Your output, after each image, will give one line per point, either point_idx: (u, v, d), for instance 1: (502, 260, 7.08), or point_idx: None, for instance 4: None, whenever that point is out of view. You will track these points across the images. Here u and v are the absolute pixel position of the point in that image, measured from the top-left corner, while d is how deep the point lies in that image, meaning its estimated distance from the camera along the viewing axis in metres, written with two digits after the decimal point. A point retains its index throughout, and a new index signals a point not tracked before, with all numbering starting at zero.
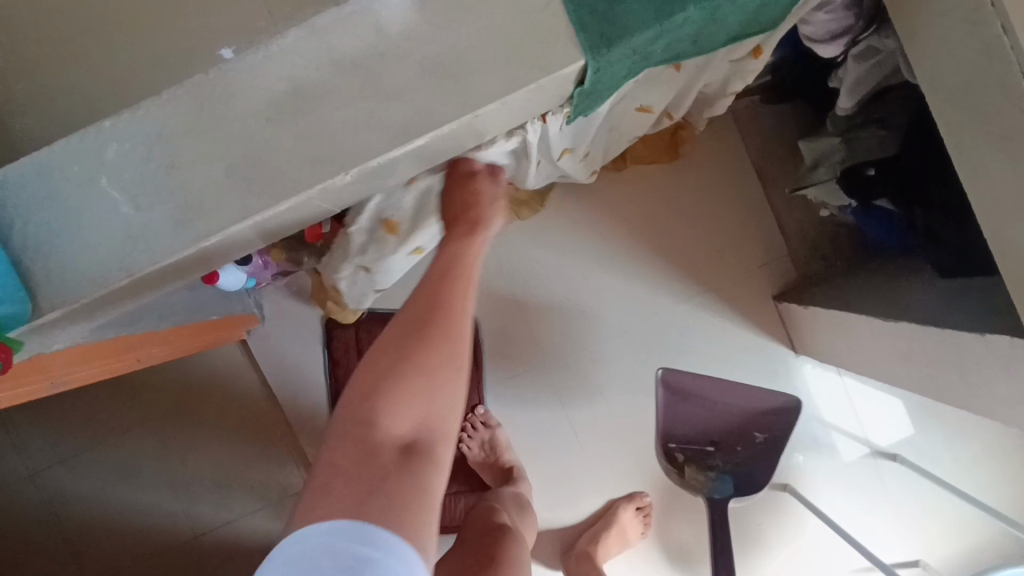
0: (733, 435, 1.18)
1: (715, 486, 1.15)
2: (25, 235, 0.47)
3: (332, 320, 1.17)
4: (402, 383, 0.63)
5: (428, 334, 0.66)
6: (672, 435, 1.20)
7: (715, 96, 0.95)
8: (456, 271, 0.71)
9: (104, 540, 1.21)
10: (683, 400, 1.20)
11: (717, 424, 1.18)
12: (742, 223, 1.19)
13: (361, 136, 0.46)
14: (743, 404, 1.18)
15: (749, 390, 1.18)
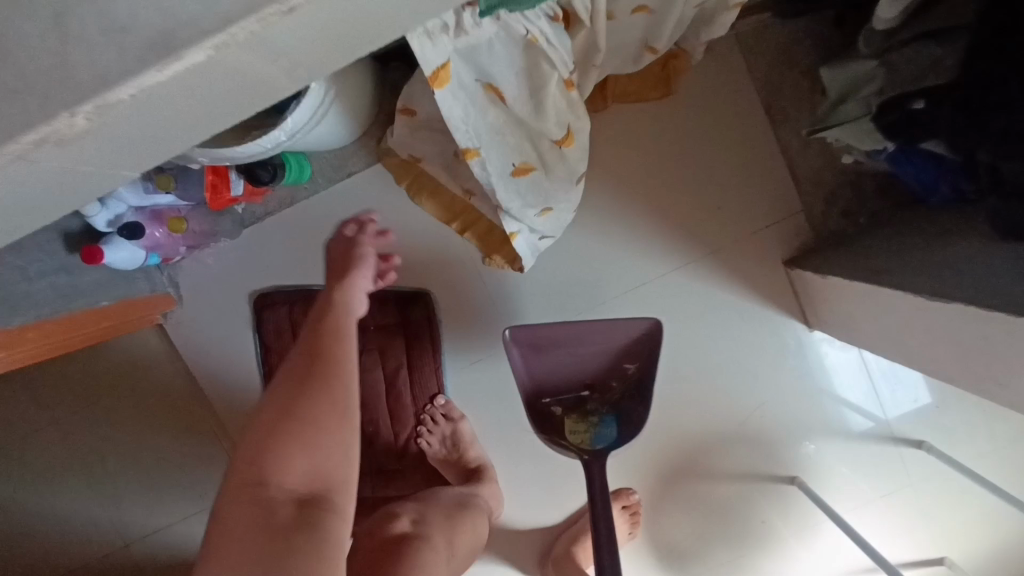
0: (593, 375, 0.94)
1: (603, 431, 0.92)
2: None
3: (262, 300, 0.99)
4: (286, 435, 0.53)
5: (311, 380, 0.56)
6: (548, 387, 0.95)
7: (717, 9, 0.73)
8: (326, 329, 0.61)
9: (22, 549, 1.07)
10: (540, 354, 0.92)
11: (589, 363, 0.93)
12: (748, 172, 0.99)
13: (93, 44, 0.26)
14: (603, 343, 0.91)
15: (608, 328, 0.90)
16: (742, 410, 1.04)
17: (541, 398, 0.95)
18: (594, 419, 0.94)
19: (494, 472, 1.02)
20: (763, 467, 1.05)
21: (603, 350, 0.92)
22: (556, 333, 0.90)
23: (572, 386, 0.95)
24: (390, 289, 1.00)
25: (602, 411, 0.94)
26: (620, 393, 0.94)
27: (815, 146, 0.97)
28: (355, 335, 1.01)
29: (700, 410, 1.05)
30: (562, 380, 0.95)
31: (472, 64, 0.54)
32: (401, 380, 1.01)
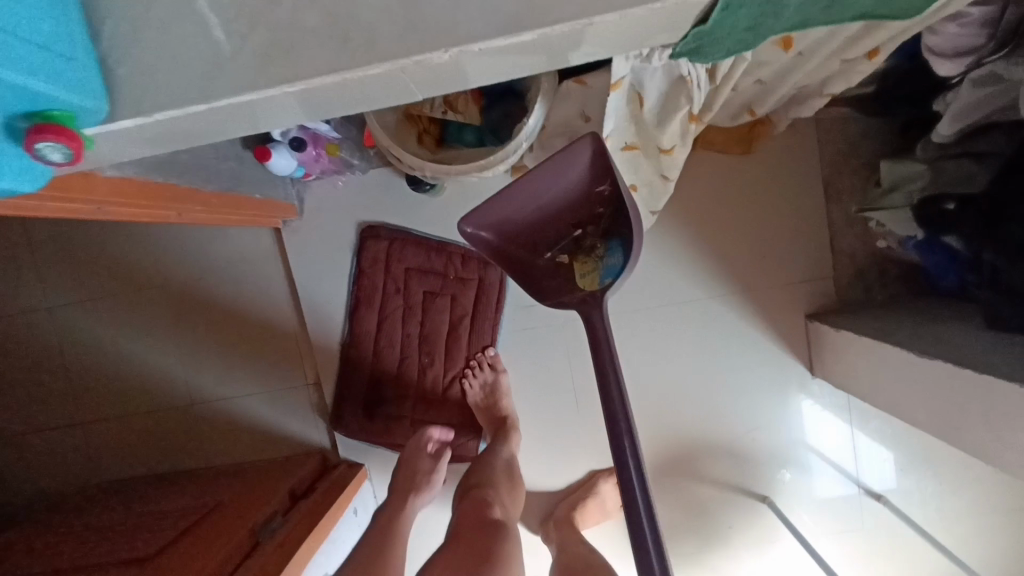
0: (568, 213, 0.87)
1: (609, 261, 0.86)
2: (112, 35, 0.44)
3: (367, 230, 1.17)
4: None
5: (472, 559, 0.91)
6: (539, 237, 0.90)
7: (809, 95, 0.91)
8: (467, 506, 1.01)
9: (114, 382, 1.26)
10: (507, 211, 0.86)
11: (560, 196, 0.85)
12: (795, 234, 1.16)
13: (464, 16, 0.44)
14: (552, 187, 0.84)
15: (541, 178, 0.83)
16: (739, 430, 1.20)
17: (536, 252, 0.91)
18: (600, 254, 0.87)
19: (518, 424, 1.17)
20: (741, 481, 1.20)
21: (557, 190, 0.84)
22: (532, 201, 0.86)
23: (559, 224, 0.88)
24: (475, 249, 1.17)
25: (607, 239, 0.87)
26: (608, 219, 0.87)
27: (858, 226, 1.14)
28: (435, 279, 1.18)
29: (702, 420, 1.20)
30: (547, 227, 0.89)
31: (636, 81, 0.66)
32: (463, 326, 1.19)
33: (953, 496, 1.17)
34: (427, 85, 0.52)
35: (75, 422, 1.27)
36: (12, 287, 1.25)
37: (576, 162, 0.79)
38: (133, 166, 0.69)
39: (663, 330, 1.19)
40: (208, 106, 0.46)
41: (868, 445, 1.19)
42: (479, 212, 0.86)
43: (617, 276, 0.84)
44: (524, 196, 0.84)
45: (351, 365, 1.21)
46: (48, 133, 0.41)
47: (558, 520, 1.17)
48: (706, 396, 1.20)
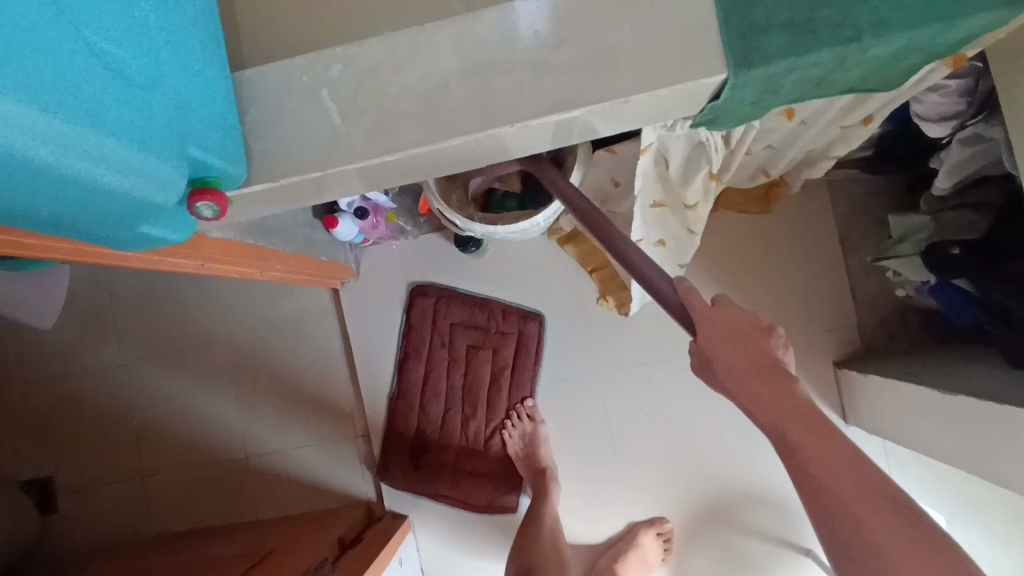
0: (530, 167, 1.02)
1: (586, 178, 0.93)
2: (253, 120, 0.57)
3: (416, 288, 1.28)
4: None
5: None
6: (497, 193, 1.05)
7: (817, 158, 1.01)
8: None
9: (176, 433, 1.34)
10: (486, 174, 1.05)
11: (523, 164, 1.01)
12: (816, 286, 1.23)
13: (526, 99, 0.56)
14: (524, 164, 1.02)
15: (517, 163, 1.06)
16: (776, 479, 1.22)
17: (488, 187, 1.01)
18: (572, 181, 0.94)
19: (557, 474, 1.22)
20: (783, 533, 1.21)
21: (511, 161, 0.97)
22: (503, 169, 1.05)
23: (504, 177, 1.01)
24: (515, 304, 1.27)
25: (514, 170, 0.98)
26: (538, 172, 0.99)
27: (877, 276, 1.21)
28: (478, 332, 1.27)
29: (739, 469, 1.23)
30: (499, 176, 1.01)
31: (662, 148, 0.76)
32: (503, 377, 1.26)
33: (998, 546, 1.16)
34: (496, 153, 0.63)
35: (139, 474, 1.35)
36: (91, 345, 1.37)
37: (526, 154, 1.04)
38: (234, 228, 0.82)
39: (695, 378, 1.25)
40: (321, 173, 0.57)
41: (913, 501, 1.19)
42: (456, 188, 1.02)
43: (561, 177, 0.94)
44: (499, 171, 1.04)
45: (399, 416, 1.28)
46: (206, 193, 0.51)
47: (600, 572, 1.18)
48: (743, 443, 1.24)
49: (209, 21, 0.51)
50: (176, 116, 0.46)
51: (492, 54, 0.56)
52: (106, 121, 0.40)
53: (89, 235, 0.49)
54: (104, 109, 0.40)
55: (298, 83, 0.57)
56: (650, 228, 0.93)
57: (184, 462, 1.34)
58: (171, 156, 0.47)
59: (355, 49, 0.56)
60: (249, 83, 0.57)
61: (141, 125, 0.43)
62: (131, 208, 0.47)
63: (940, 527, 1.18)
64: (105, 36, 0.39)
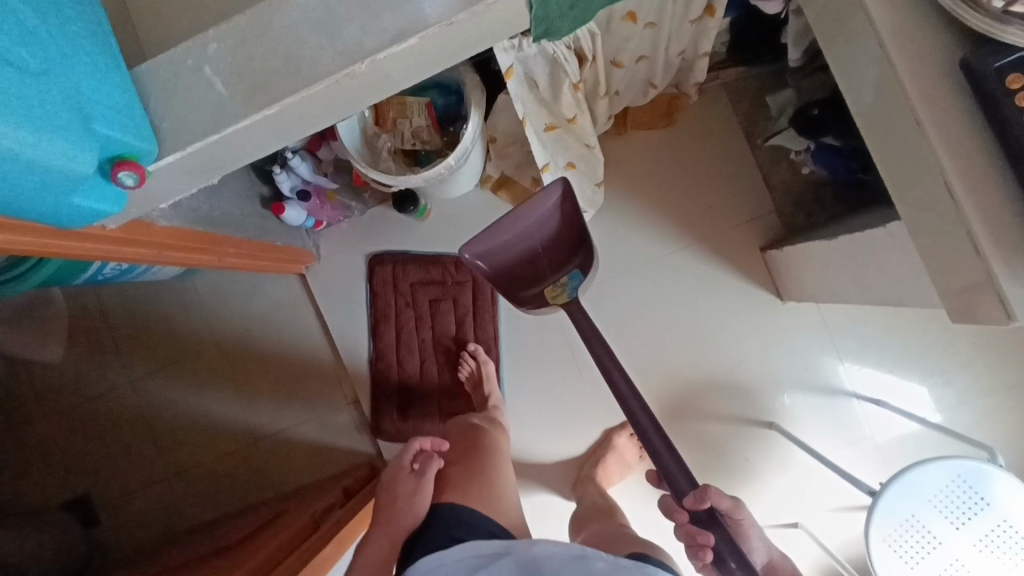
0: (566, 244, 1.16)
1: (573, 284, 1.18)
2: (156, 104, 0.68)
3: (374, 259, 1.40)
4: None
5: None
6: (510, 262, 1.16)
7: (693, 59, 1.10)
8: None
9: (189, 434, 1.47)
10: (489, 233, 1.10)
11: (547, 239, 1.14)
12: (733, 182, 1.33)
13: (369, 39, 0.66)
14: (543, 224, 1.12)
15: (536, 217, 1.10)
16: (729, 365, 1.32)
17: (527, 286, 1.19)
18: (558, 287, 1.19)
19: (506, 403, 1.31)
20: (745, 412, 1.31)
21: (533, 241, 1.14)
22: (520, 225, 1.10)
23: (558, 274, 1.18)
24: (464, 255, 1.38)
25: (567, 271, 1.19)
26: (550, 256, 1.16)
27: (785, 161, 1.30)
28: (437, 287, 1.39)
29: (694, 363, 1.33)
30: (532, 264, 1.16)
31: (525, 69, 0.87)
32: (467, 322, 1.38)
33: (942, 386, 1.26)
34: (366, 93, 0.74)
35: (164, 476, 1.48)
36: (98, 370, 1.50)
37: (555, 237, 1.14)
38: (180, 217, 0.94)
39: (638, 288, 1.35)
40: (219, 136, 0.68)
41: (853, 370, 1.29)
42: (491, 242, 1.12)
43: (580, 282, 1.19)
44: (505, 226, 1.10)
45: (382, 378, 1.40)
46: (126, 164, 0.64)
47: (583, 477, 1.30)
48: (692, 337, 1.34)
49: (95, 26, 0.62)
50: (82, 105, 0.58)
51: (334, 6, 0.67)
52: (26, 111, 0.52)
53: (32, 211, 0.61)
54: (23, 102, 0.51)
55: (185, 65, 0.68)
56: (552, 150, 1.08)
57: (201, 456, 1.48)
58: (86, 137, 0.59)
59: (225, 28, 0.67)
60: (146, 73, 0.68)
61: (55, 113, 0.55)
62: (67, 181, 0.60)
63: (885, 379, 1.28)
64: (19, 50, 0.51)
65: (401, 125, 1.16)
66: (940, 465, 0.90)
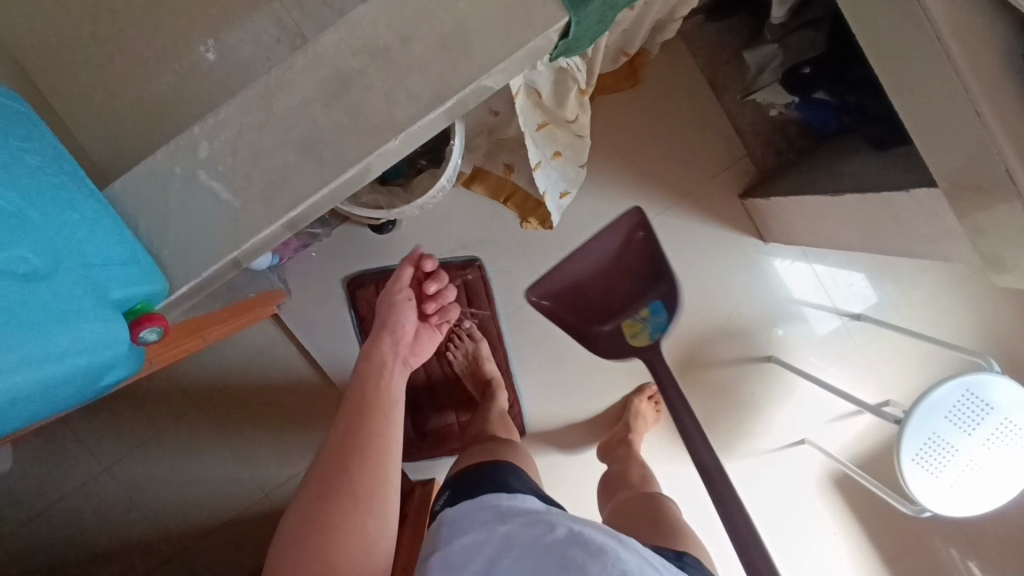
0: (629, 276, 1.28)
1: (654, 318, 1.28)
2: (148, 230, 0.56)
3: (352, 283, 1.29)
4: (305, 552, 0.68)
5: (327, 490, 0.74)
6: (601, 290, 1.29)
7: (665, 23, 1.05)
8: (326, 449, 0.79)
9: (188, 506, 1.35)
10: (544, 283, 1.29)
11: (588, 275, 1.28)
12: (703, 133, 1.32)
13: (398, 108, 0.56)
14: (597, 253, 1.27)
15: (574, 250, 1.27)
16: (726, 311, 1.37)
17: (599, 321, 1.29)
18: (643, 314, 1.28)
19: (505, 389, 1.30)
20: (747, 352, 1.38)
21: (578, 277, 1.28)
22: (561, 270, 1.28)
23: (635, 309, 1.29)
24: (448, 260, 1.31)
25: (647, 303, 1.29)
26: (630, 290, 1.28)
27: (750, 105, 1.30)
28: None
29: (694, 316, 1.37)
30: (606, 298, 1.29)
31: (529, 83, 0.80)
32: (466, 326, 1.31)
33: (912, 292, 1.37)
34: (388, 161, 0.64)
35: (170, 557, 1.36)
36: (61, 465, 1.32)
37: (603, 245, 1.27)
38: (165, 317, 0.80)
39: (631, 256, 1.34)
40: (235, 252, 0.57)
41: (828, 277, 1.38)
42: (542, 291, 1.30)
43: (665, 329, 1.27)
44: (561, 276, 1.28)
45: None
46: (145, 321, 0.52)
47: None
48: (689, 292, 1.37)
49: (70, 168, 0.51)
50: (70, 276, 0.47)
51: (348, 75, 0.56)
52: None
53: (60, 408, 0.51)
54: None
55: (172, 175, 0.56)
56: (542, 143, 1.03)
57: (208, 525, 1.37)
58: (88, 313, 0.48)
59: (213, 124, 0.56)
60: (125, 195, 0.56)
61: (38, 304, 0.44)
62: (86, 370, 0.48)
63: (859, 286, 1.38)
64: None
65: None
66: (951, 381, 1.01)
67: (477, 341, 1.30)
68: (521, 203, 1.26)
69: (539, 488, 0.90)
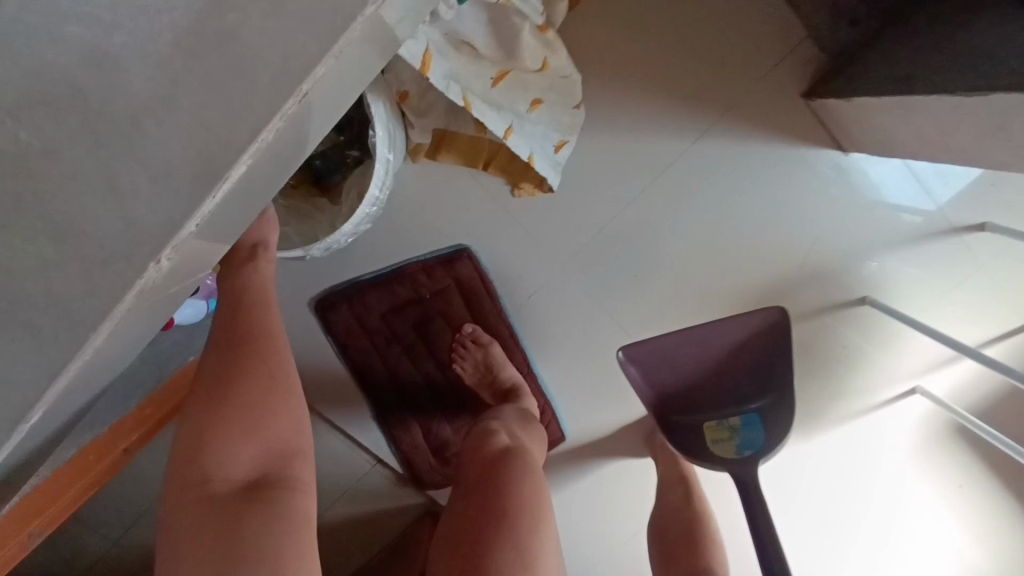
0: (732, 385, 1.06)
1: (744, 435, 1.03)
2: None
3: (322, 306, 1.04)
4: (225, 425, 0.57)
5: (249, 353, 0.61)
6: (680, 391, 1.08)
7: None
8: (228, 296, 0.65)
9: None
10: (660, 368, 1.06)
11: (721, 346, 1.04)
12: (741, 17, 0.93)
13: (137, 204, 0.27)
14: (720, 342, 1.04)
15: (715, 326, 1.02)
16: (801, 251, 1.04)
17: (681, 411, 1.08)
18: (733, 423, 1.05)
19: (528, 393, 1.04)
20: (831, 297, 1.07)
21: (715, 354, 1.05)
22: (667, 343, 1.04)
23: (722, 412, 1.07)
24: (429, 256, 1.02)
25: (740, 412, 1.05)
26: (731, 390, 1.06)
27: None
28: (415, 307, 1.05)
29: (760, 266, 1.05)
30: (705, 393, 1.07)
31: (441, 31, 0.66)
32: (468, 330, 1.05)
33: None
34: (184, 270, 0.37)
35: None
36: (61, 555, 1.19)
37: (751, 325, 1.02)
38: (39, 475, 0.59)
39: (664, 204, 1.01)
40: None
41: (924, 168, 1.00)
42: (640, 344, 1.04)
43: (758, 450, 1.01)
44: (670, 368, 1.06)
45: (399, 429, 1.11)
46: None
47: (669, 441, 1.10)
48: (751, 236, 1.03)
49: None
50: None
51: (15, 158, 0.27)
52: None
53: None
54: None
55: None
56: (511, 96, 0.75)
57: None
58: None
59: None
60: None
61: None
62: None
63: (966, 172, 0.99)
64: None
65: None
66: None
67: (486, 348, 1.04)
68: (510, 170, 0.95)
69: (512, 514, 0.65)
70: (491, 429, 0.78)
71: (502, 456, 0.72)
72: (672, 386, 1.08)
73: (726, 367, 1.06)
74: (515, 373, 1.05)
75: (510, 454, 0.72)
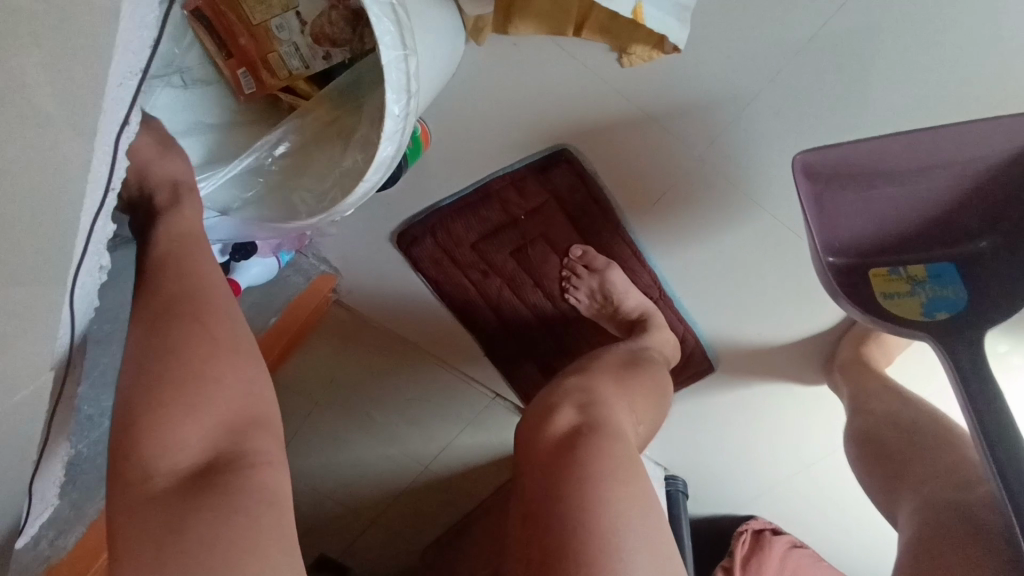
0: (943, 220, 0.70)
1: (932, 293, 0.71)
2: None
3: (404, 240, 0.89)
4: (154, 407, 0.43)
5: (182, 318, 0.47)
6: (859, 224, 0.71)
7: None
8: (160, 247, 0.52)
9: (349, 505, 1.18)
10: (839, 198, 0.68)
11: (941, 169, 0.64)
12: None
13: None
14: (951, 168, 0.63)
15: (951, 144, 0.60)
16: None
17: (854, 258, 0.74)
18: (916, 274, 0.73)
19: (660, 321, 0.83)
20: None
21: (937, 180, 0.65)
22: (861, 158, 0.62)
23: (903, 256, 0.74)
24: (518, 166, 0.80)
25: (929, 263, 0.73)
26: (941, 223, 0.70)
27: None
28: (509, 232, 0.85)
29: None
30: (898, 228, 0.71)
31: None
32: (577, 250, 0.85)
33: None
34: None
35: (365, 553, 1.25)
36: None
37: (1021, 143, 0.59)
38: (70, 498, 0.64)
39: (873, 48, 0.63)
40: None
41: None
42: (825, 163, 0.63)
43: (959, 311, 0.69)
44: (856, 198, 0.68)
45: (513, 366, 0.98)
46: None
47: (849, 366, 0.83)
48: None
49: None
50: None
51: None
52: None
53: None
54: None
55: None
56: None
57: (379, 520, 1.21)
58: None
59: None
60: None
61: None
62: None
63: None
64: None
65: (282, 35, 0.61)
66: None
67: (601, 274, 0.82)
68: (615, 34, 0.66)
69: (595, 513, 0.47)
70: (554, 405, 0.58)
71: (567, 447, 0.52)
72: (855, 220, 0.71)
73: (938, 196, 0.67)
74: (638, 299, 0.84)
75: (580, 438, 0.52)
